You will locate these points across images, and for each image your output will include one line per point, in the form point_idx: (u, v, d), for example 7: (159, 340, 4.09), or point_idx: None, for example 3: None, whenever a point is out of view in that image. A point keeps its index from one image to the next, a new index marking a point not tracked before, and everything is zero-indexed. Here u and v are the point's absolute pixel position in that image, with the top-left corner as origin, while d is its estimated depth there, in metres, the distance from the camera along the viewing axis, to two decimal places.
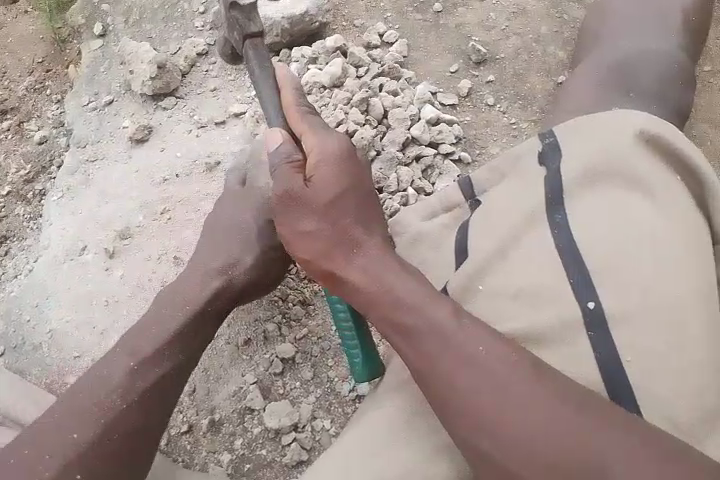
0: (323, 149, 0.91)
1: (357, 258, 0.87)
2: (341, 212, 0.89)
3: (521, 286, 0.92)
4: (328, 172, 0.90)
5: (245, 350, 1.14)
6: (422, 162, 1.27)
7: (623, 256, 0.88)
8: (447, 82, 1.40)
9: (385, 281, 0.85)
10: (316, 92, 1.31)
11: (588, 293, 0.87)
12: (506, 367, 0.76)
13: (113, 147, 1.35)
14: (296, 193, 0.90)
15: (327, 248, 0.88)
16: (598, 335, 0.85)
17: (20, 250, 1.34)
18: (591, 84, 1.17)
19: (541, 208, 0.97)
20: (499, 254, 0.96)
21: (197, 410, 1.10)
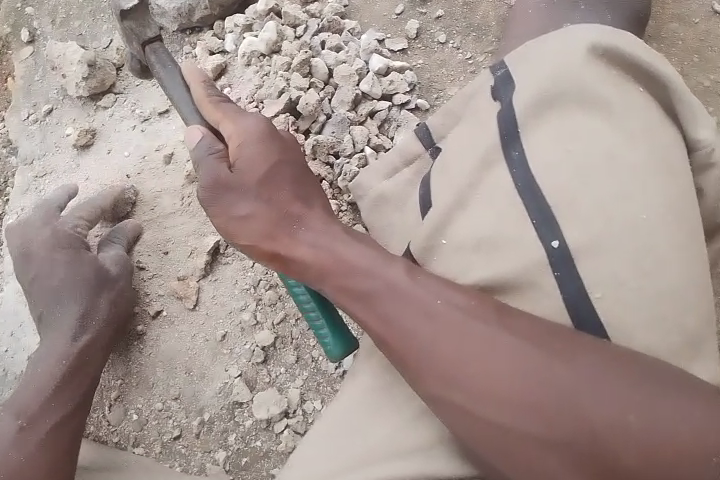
0: (245, 129, 0.86)
1: (302, 233, 0.82)
2: (276, 189, 0.83)
3: (482, 235, 0.86)
4: (252, 151, 0.84)
5: (225, 345, 1.10)
6: (378, 117, 1.20)
7: (582, 185, 0.81)
8: (393, 27, 1.30)
9: (334, 248, 0.80)
10: (255, 62, 1.24)
11: (551, 231, 0.81)
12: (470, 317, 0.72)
13: (60, 159, 1.29)
14: (225, 179, 0.84)
15: (268, 229, 0.83)
16: (565, 274, 0.79)
17: None
18: (543, 5, 1.08)
19: (495, 147, 0.90)
20: (458, 205, 0.90)
21: (186, 412, 1.07)
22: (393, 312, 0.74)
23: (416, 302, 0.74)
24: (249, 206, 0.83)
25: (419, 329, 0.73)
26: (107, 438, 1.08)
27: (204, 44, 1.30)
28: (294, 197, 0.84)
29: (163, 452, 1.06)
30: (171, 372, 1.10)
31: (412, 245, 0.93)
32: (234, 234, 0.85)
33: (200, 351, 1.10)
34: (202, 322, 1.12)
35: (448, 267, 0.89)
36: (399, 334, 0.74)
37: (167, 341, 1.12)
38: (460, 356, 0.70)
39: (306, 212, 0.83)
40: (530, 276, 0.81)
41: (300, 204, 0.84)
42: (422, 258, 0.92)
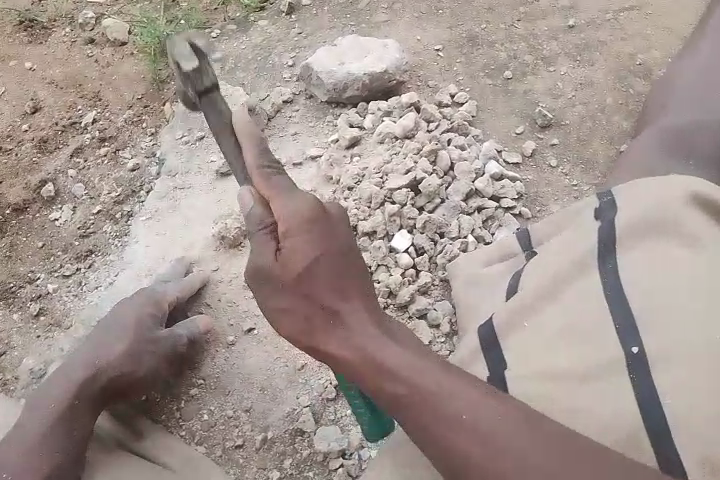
0: (287, 214, 0.82)
1: (339, 328, 0.85)
2: (320, 288, 0.84)
3: (567, 328, 0.94)
4: (300, 241, 0.82)
5: (301, 374, 1.19)
6: (484, 213, 1.33)
7: (666, 304, 0.89)
8: (512, 143, 1.48)
9: (369, 348, 0.84)
10: (388, 141, 1.41)
11: (632, 337, 0.89)
12: (488, 409, 0.79)
13: (200, 179, 1.47)
14: (266, 270, 0.84)
15: (307, 325, 0.85)
16: (639, 377, 0.86)
17: (103, 264, 1.45)
18: (656, 161, 1.20)
19: (593, 256, 1.00)
20: (547, 298, 0.99)
21: (252, 426, 1.16)
22: (420, 413, 0.80)
23: (443, 403, 0.80)
24: (291, 300, 0.85)
25: (446, 429, 0.79)
26: (175, 430, 1.16)
27: (346, 117, 1.49)
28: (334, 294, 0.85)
29: (223, 457, 1.13)
30: (247, 387, 1.19)
31: (496, 320, 1.00)
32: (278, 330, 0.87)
33: (278, 374, 1.20)
34: (286, 348, 1.21)
35: (525, 345, 0.96)
36: (430, 431, 0.80)
37: (250, 356, 1.22)
38: (483, 455, 0.77)
39: (346, 310, 0.85)
40: (606, 369, 0.89)
41: (341, 302, 0.85)
42: (503, 331, 0.99)
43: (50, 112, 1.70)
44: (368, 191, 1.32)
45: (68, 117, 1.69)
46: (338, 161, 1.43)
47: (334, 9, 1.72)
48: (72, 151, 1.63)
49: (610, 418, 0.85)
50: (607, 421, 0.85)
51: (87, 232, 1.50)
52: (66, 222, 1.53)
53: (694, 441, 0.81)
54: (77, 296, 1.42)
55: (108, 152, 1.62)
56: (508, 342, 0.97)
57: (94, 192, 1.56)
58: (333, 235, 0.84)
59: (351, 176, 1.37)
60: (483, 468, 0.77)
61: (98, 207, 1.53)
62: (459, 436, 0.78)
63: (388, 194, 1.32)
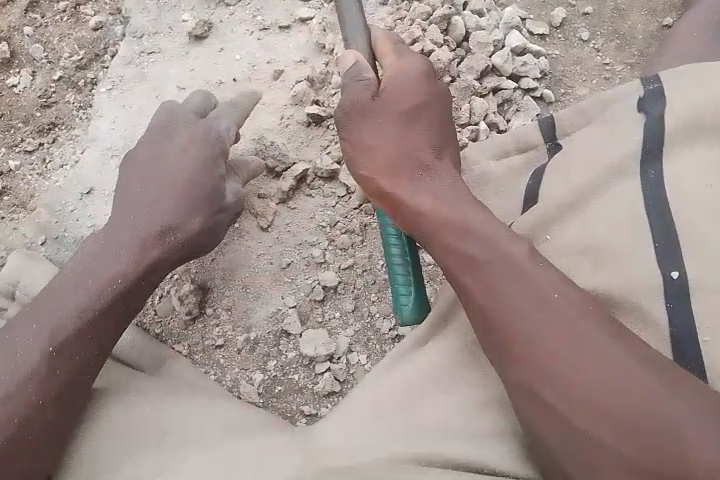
0: (402, 68, 0.91)
1: (422, 179, 0.87)
2: (413, 130, 0.89)
3: (593, 243, 0.82)
4: (400, 84, 0.90)
5: (287, 273, 1.09)
6: (500, 96, 1.15)
7: (716, 224, 0.75)
8: (539, 9, 1.26)
9: (452, 205, 0.84)
10: (392, 3, 1.19)
11: (672, 260, 0.76)
12: (580, 297, 0.75)
13: (171, 42, 1.27)
14: (362, 107, 0.90)
15: (393, 165, 0.88)
16: (675, 307, 0.75)
17: (68, 139, 1.29)
18: (713, 40, 1.01)
19: (631, 159, 0.85)
20: (574, 207, 0.86)
21: (234, 326, 1.07)
22: (502, 281, 0.77)
23: (531, 276, 0.76)
24: (382, 137, 0.89)
25: (528, 304, 0.75)
26: (149, 327, 1.08)
27: None
28: (427, 151, 0.88)
29: (203, 357, 1.06)
30: (228, 283, 1.09)
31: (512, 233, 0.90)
32: (365, 166, 0.89)
33: (262, 272, 1.09)
34: (269, 245, 1.10)
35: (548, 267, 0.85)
36: (508, 307, 0.76)
37: (231, 251, 1.10)
38: (557, 338, 0.73)
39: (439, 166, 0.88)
40: (641, 302, 0.78)
41: (433, 158, 0.88)
42: None
43: None
44: None
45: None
46: (333, 27, 1.24)
47: None
48: (27, 5, 1.40)
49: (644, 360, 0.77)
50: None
51: (49, 101, 1.33)
52: (24, 89, 1.34)
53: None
54: (40, 175, 1.27)
55: (67, 7, 1.39)
56: None
57: (53, 54, 1.36)
58: (441, 99, 0.93)
59: None
60: (554, 357, 0.72)
61: (59, 72, 1.35)
62: (538, 313, 0.74)
63: None
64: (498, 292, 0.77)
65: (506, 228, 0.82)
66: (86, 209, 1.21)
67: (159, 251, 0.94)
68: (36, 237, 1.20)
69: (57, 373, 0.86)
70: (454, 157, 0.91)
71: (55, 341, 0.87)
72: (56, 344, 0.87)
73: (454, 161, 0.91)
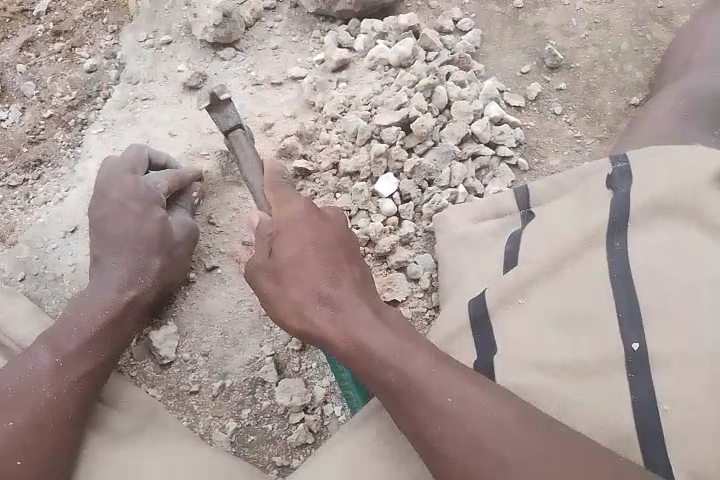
0: (291, 214, 0.94)
1: (328, 313, 0.90)
2: (312, 272, 0.91)
3: (562, 311, 0.91)
4: (287, 237, 0.93)
5: (267, 320, 1.11)
6: (478, 161, 1.21)
7: (676, 299, 0.85)
8: (516, 83, 1.35)
9: (357, 328, 0.87)
10: (380, 69, 1.26)
11: (634, 333, 0.85)
12: (477, 398, 0.81)
13: (164, 90, 1.32)
14: (266, 268, 0.92)
15: (299, 309, 0.90)
16: (637, 375, 0.83)
17: (53, 177, 1.31)
18: (676, 126, 1.10)
19: (600, 233, 0.95)
20: (548, 272, 0.95)
21: (210, 372, 1.08)
22: (411, 403, 0.83)
23: (431, 395, 0.82)
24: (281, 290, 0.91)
25: (435, 421, 0.81)
26: (125, 370, 1.08)
27: (335, 36, 1.32)
28: (329, 284, 0.91)
29: (176, 403, 1.06)
30: (207, 329, 1.10)
31: (489, 295, 0.97)
32: (274, 315, 0.93)
33: (241, 319, 1.11)
34: (252, 291, 1.12)
35: (522, 332, 0.92)
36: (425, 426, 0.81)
37: (211, 296, 1.13)
38: (471, 450, 0.78)
39: (341, 298, 0.90)
40: (606, 366, 0.85)
41: (334, 289, 0.91)
42: (495, 309, 0.95)
43: None
44: (356, 124, 1.18)
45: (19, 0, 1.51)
46: (322, 85, 1.28)
47: None
48: (23, 43, 1.45)
49: (613, 423, 0.82)
50: (607, 427, 0.82)
51: (36, 139, 1.35)
52: (13, 124, 1.37)
53: (684, 445, 0.78)
54: (21, 210, 1.28)
55: (62, 49, 1.44)
56: (499, 320, 0.95)
57: (45, 92, 1.40)
58: (331, 227, 0.95)
59: (337, 104, 1.23)
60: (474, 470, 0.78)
61: (50, 111, 1.37)
62: (447, 432, 0.80)
63: (377, 130, 1.18)
64: (412, 415, 0.82)
65: (403, 341, 0.86)
66: (66, 246, 1.21)
67: (131, 291, 1.06)
68: (16, 272, 1.20)
69: (50, 404, 0.94)
70: (353, 278, 0.93)
71: (43, 373, 0.96)
72: (49, 375, 0.96)
73: (356, 284, 0.92)
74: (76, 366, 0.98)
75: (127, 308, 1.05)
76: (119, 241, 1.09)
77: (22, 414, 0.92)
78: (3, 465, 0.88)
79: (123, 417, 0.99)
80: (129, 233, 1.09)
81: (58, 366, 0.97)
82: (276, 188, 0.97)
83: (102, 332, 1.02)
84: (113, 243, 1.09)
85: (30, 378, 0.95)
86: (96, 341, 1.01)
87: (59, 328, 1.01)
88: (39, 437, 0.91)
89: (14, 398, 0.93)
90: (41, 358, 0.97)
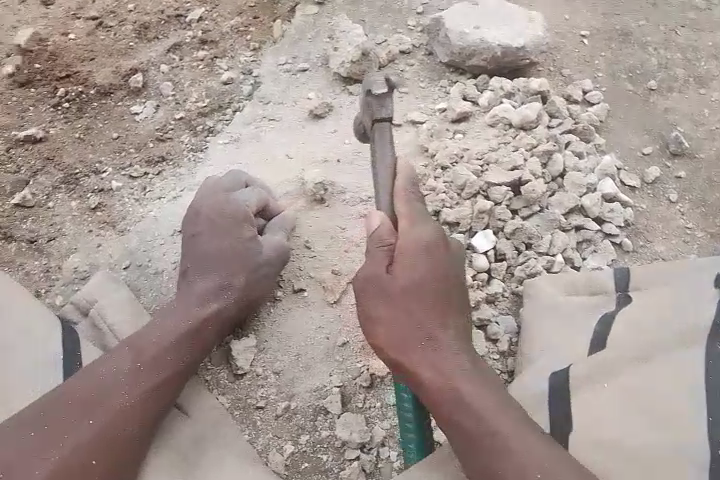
0: (415, 237, 0.98)
1: (425, 346, 0.95)
2: (420, 305, 0.98)
3: (647, 400, 0.87)
4: (410, 257, 0.98)
5: (340, 352, 1.12)
6: (581, 234, 1.18)
7: None
8: (635, 163, 1.32)
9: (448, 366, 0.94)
10: (500, 127, 1.26)
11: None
12: (547, 453, 0.84)
13: (289, 114, 1.42)
14: (379, 286, 0.98)
15: (399, 336, 0.97)
16: None
17: (172, 175, 1.43)
18: None
19: (702, 331, 0.90)
20: (639, 359, 0.92)
21: (278, 391, 1.10)
22: (482, 441, 0.87)
23: (505, 437, 0.85)
24: (388, 311, 0.98)
25: (501, 459, 0.85)
26: (201, 371, 1.12)
27: (462, 88, 1.36)
28: (434, 319, 0.97)
29: (241, 414, 1.09)
30: (282, 348, 1.13)
31: (572, 370, 0.94)
32: (373, 333, 0.98)
33: (316, 345, 1.13)
34: (331, 320, 1.14)
35: (597, 412, 0.89)
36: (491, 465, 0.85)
37: (291, 316, 1.15)
38: None
39: (441, 333, 0.96)
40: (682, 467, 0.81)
41: (439, 327, 0.97)
42: (575, 388, 0.93)
43: None
44: (465, 177, 1.17)
45: (175, 7, 1.67)
46: (438, 134, 1.30)
47: None
48: (170, 46, 1.61)
49: None
50: None
51: (164, 136, 1.48)
52: (146, 118, 1.52)
53: None
54: (137, 201, 1.41)
55: (205, 58, 1.59)
56: (576, 398, 0.92)
57: (182, 96, 1.54)
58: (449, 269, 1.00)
59: (449, 154, 1.23)
60: None
61: (182, 113, 1.50)
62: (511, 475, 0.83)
63: (485, 187, 1.17)
64: (480, 450, 0.87)
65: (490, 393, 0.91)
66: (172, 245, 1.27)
67: (214, 304, 1.10)
68: (121, 259, 1.28)
69: (124, 409, 0.98)
70: (456, 321, 0.99)
71: (122, 375, 1.00)
72: (127, 379, 1.00)
73: (458, 328, 0.98)
74: (155, 374, 1.02)
75: (208, 321, 1.08)
76: (205, 258, 1.14)
77: (97, 415, 0.96)
78: (78, 462, 0.92)
79: (190, 423, 1.05)
80: (218, 250, 1.14)
81: (137, 370, 1.01)
82: (410, 198, 1.01)
83: (180, 341, 1.05)
84: (199, 258, 1.14)
85: (110, 379, 0.99)
86: (173, 351, 1.04)
87: (141, 333, 1.06)
88: (112, 441, 0.95)
89: (96, 396, 0.97)
90: (125, 360, 1.02)
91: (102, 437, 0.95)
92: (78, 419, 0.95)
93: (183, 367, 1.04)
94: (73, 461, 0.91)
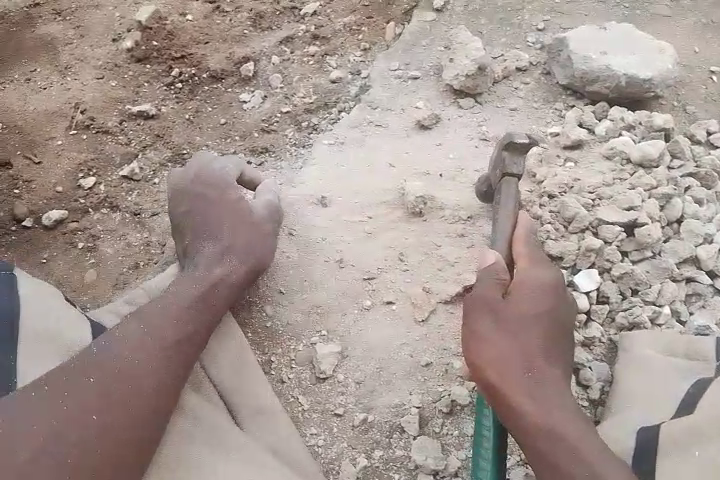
0: (534, 275, 1.01)
1: (529, 374, 0.95)
2: (531, 334, 0.98)
3: None
4: (528, 291, 1.00)
5: (423, 372, 1.11)
6: (692, 287, 1.12)
7: None
8: None
9: (548, 398, 0.93)
10: (616, 161, 1.21)
11: None
12: None
13: (397, 121, 1.41)
14: (494, 307, 1.00)
15: (503, 358, 0.97)
16: None
17: (272, 167, 1.44)
18: None
19: None
20: None
21: (357, 401, 1.10)
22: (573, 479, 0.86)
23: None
24: (497, 334, 0.98)
25: None
26: (283, 371, 1.14)
27: (578, 114, 1.30)
28: (541, 351, 0.97)
29: (318, 419, 1.09)
30: (365, 359, 1.12)
31: (664, 430, 0.90)
32: (476, 350, 0.98)
33: (399, 361, 1.12)
34: (417, 338, 1.13)
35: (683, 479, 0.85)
36: None
37: (378, 328, 1.15)
38: None
39: (546, 366, 0.97)
40: None
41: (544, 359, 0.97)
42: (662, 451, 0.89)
43: None
44: (575, 211, 1.13)
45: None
46: (549, 161, 1.24)
47: None
48: (283, 38, 1.62)
49: None
50: None
51: (269, 128, 1.50)
52: (252, 107, 1.54)
53: None
54: None
55: (315, 53, 1.59)
56: (662, 461, 0.88)
57: (289, 89, 1.55)
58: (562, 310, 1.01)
59: (559, 183, 1.18)
60: None
61: (288, 107, 1.52)
62: None
63: (595, 223, 1.12)
64: None
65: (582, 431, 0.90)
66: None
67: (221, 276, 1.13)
68: None
69: (124, 372, 0.99)
70: (561, 357, 0.98)
71: (130, 341, 1.02)
72: (133, 344, 1.02)
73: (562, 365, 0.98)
74: (155, 354, 1.01)
75: (216, 285, 1.12)
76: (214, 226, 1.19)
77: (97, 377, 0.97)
78: (76, 422, 0.92)
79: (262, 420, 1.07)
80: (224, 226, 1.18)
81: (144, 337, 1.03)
82: (529, 245, 1.06)
83: (194, 304, 1.08)
84: (214, 235, 1.18)
85: (117, 344, 1.01)
86: (186, 320, 1.06)
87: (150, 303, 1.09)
88: (111, 405, 0.95)
89: (90, 378, 0.96)
90: (123, 338, 1.02)
91: (101, 401, 0.95)
92: (78, 378, 0.96)
93: (196, 340, 1.06)
94: (67, 419, 0.92)
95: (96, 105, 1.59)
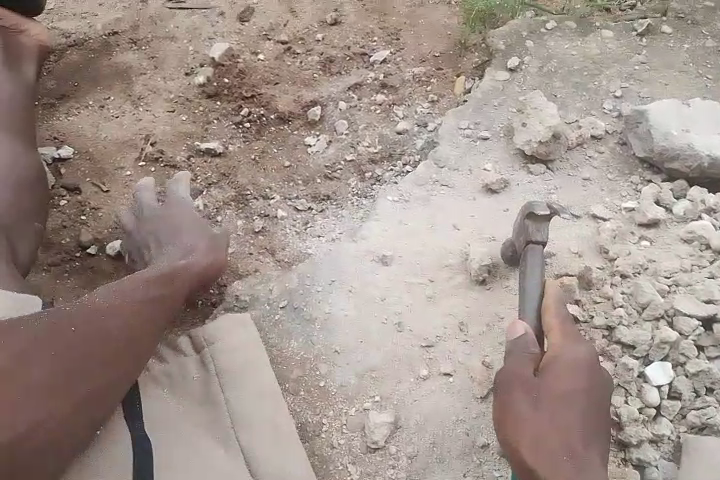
0: (570, 352, 0.95)
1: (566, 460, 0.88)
2: (568, 416, 0.91)
3: None
4: (564, 368, 0.94)
5: (479, 452, 1.07)
6: None
7: None
8: None
9: None
10: (695, 245, 1.16)
11: None
12: None
13: (463, 181, 1.39)
14: (528, 386, 0.94)
15: (537, 441, 0.90)
16: None
17: (333, 215, 1.43)
18: None
19: None
20: None
21: (408, 476, 1.07)
22: None
23: None
24: (532, 413, 0.92)
25: None
26: (335, 437, 1.12)
27: (655, 191, 1.26)
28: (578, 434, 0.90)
29: None
30: (420, 432, 1.10)
31: None
32: (510, 433, 0.92)
33: (454, 438, 1.09)
34: (474, 415, 1.10)
35: None
36: None
37: (434, 399, 1.12)
38: None
39: (584, 451, 0.89)
40: None
41: (582, 444, 0.90)
42: None
43: (346, 32, 1.74)
44: (651, 296, 1.09)
45: (361, 44, 1.71)
46: (622, 235, 1.22)
47: (670, 59, 1.56)
48: (352, 84, 1.63)
49: None
50: None
51: (332, 175, 1.49)
52: (317, 152, 1.54)
53: None
54: (297, 233, 1.41)
55: (383, 102, 1.59)
56: None
57: (355, 138, 1.54)
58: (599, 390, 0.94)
59: (633, 262, 1.15)
60: None
61: (352, 155, 1.52)
62: None
63: (671, 312, 1.08)
64: None
65: None
66: (327, 294, 1.26)
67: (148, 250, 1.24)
68: (280, 297, 1.28)
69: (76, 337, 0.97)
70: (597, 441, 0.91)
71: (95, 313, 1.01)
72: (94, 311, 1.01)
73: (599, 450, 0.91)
74: (105, 339, 0.99)
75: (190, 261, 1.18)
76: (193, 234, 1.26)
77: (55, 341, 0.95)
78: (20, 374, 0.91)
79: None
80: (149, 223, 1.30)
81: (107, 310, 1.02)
82: (561, 317, 0.99)
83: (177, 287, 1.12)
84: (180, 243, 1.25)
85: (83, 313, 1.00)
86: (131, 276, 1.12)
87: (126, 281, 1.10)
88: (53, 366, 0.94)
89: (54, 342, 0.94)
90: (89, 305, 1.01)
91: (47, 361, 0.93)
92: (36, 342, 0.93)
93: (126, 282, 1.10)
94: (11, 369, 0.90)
95: (165, 138, 1.62)
